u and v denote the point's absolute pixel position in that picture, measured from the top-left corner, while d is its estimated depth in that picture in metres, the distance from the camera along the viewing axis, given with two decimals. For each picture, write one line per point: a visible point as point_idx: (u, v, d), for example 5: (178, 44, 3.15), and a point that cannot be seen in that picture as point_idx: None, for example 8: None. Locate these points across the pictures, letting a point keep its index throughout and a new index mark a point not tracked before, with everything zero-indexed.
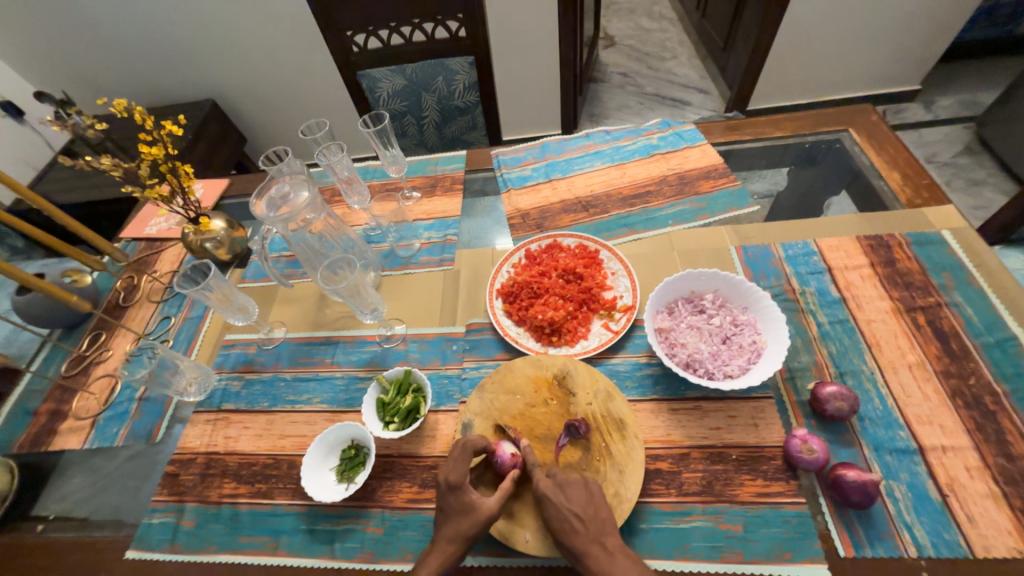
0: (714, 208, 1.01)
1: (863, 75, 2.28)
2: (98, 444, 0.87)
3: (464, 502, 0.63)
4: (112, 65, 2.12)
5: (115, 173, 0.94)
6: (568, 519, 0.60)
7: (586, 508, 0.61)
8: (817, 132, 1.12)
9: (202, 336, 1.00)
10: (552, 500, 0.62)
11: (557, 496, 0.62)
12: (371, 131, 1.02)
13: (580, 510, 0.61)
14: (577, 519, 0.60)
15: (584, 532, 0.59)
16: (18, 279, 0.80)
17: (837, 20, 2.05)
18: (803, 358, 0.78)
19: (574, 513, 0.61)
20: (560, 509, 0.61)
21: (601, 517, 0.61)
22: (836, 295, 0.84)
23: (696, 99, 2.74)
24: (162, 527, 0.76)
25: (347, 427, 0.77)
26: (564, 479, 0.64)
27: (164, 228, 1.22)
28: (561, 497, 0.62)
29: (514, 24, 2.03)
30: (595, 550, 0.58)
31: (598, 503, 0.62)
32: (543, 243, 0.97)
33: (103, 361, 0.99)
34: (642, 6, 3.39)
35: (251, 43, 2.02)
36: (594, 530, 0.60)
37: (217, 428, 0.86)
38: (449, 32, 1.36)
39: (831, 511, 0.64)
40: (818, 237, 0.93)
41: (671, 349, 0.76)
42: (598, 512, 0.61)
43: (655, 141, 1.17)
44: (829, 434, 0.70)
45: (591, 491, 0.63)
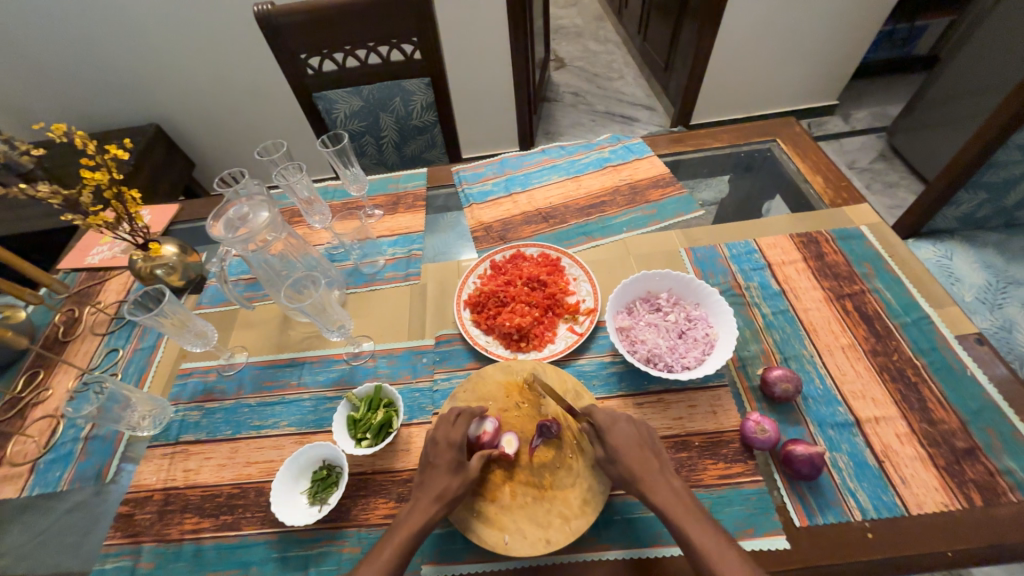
0: (664, 214, 1.08)
1: (788, 92, 2.52)
2: (38, 491, 0.81)
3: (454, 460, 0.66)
4: (43, 90, 2.01)
5: (53, 201, 0.89)
6: (629, 448, 0.65)
7: (644, 439, 0.67)
8: (750, 143, 1.23)
9: (155, 367, 0.95)
10: (613, 430, 0.67)
11: (617, 429, 0.67)
12: (331, 151, 1.02)
13: (639, 441, 0.66)
14: (638, 451, 0.65)
15: (645, 461, 0.64)
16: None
17: (762, 43, 2.26)
18: (752, 347, 0.84)
19: (633, 443, 0.66)
20: (624, 435, 0.66)
21: (659, 454, 0.66)
22: (776, 287, 0.92)
23: (643, 115, 2.91)
24: (116, 572, 0.71)
25: (318, 447, 0.76)
26: (623, 417, 0.69)
27: (107, 256, 1.16)
28: (621, 429, 0.67)
29: (467, 46, 2.10)
30: (655, 479, 0.63)
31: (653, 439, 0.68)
32: (507, 253, 1.01)
33: (41, 402, 0.92)
34: (588, 30, 3.59)
35: (199, 67, 1.98)
36: (657, 465, 0.65)
37: (175, 462, 0.81)
38: (405, 55, 1.39)
39: (785, 485, 0.69)
40: (757, 237, 1.02)
41: (632, 346, 0.81)
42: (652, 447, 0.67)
43: (607, 155, 1.24)
44: (779, 415, 0.76)
45: (647, 429, 0.69)
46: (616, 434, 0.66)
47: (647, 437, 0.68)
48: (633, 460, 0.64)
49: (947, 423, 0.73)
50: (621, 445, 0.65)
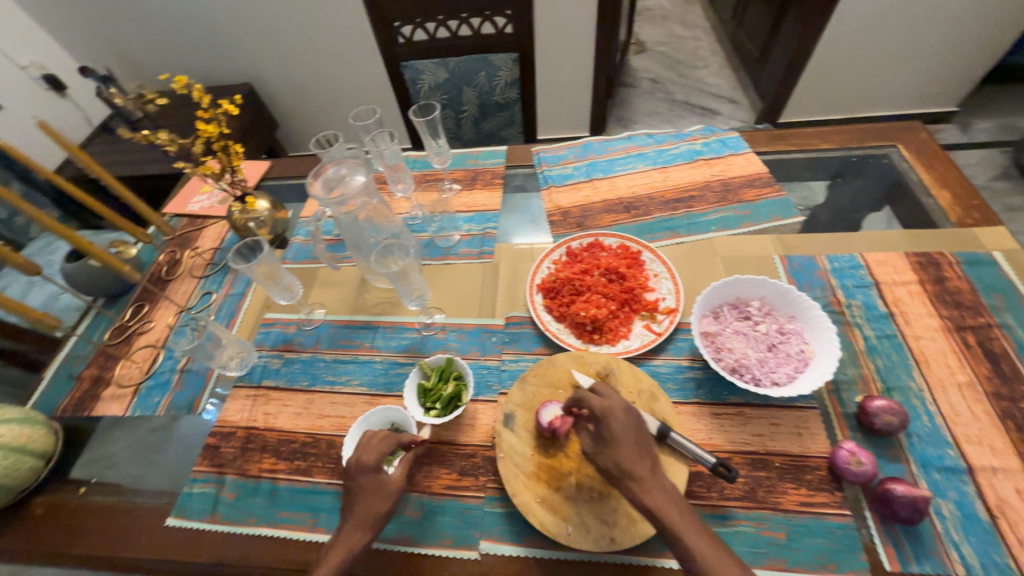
0: (759, 216, 1.00)
1: (899, 94, 2.26)
2: (139, 412, 0.89)
3: (374, 480, 0.66)
4: (156, 46, 2.17)
5: (169, 148, 0.96)
6: (625, 443, 0.61)
7: (642, 434, 0.63)
8: (864, 147, 1.11)
9: (243, 313, 1.01)
10: (610, 422, 0.63)
11: (616, 420, 0.63)
12: (421, 121, 1.03)
13: (637, 438, 0.62)
14: (632, 448, 0.60)
15: (641, 461, 0.60)
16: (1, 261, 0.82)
17: (878, 37, 2.04)
18: (849, 371, 0.77)
19: (632, 440, 0.61)
20: (621, 426, 0.62)
21: (651, 450, 0.61)
22: (884, 309, 0.83)
23: (726, 108, 2.73)
24: (201, 497, 0.77)
25: (388, 410, 0.78)
26: (625, 408, 0.64)
27: (206, 205, 1.24)
28: (620, 421, 0.63)
29: (552, 24, 2.04)
30: (650, 481, 0.58)
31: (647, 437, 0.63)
32: (585, 241, 0.98)
33: (144, 332, 1.00)
34: (675, 14, 3.39)
35: (293, 32, 2.05)
36: (648, 462, 0.60)
37: (257, 404, 0.87)
38: (496, 28, 1.36)
39: (876, 525, 0.64)
40: (864, 251, 0.92)
41: (717, 353, 0.76)
42: (647, 442, 0.62)
43: (699, 147, 1.16)
44: (876, 448, 0.70)
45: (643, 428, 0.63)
46: (610, 426, 0.62)
47: (646, 434, 0.63)
48: (627, 458, 0.60)
49: None
50: (616, 438, 0.61)
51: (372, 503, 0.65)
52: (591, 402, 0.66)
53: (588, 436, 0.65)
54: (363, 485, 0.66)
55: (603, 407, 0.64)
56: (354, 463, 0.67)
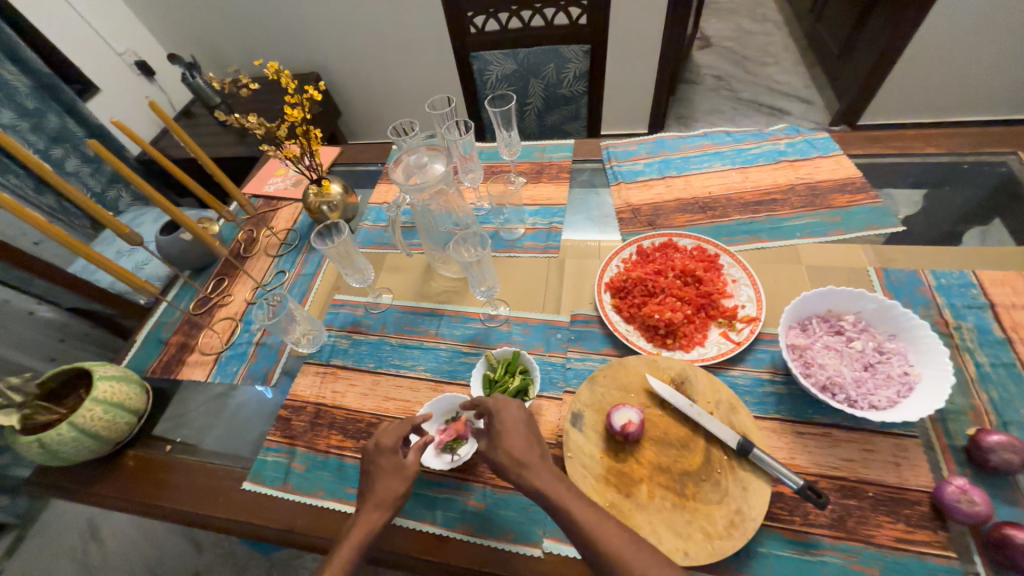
0: (850, 224, 0.93)
1: (1003, 96, 2.04)
2: (219, 380, 0.94)
3: (394, 463, 0.67)
4: (235, 36, 2.29)
5: (257, 130, 1.00)
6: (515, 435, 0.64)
7: (529, 425, 0.66)
8: (977, 153, 1.00)
9: (314, 292, 1.05)
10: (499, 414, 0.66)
11: (503, 413, 0.66)
12: (496, 111, 1.02)
13: (524, 429, 0.65)
14: (513, 437, 0.63)
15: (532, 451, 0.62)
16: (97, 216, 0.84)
17: (985, 33, 1.84)
18: (957, 400, 0.70)
19: (519, 430, 0.64)
20: (512, 419, 0.65)
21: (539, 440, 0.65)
22: (1000, 335, 0.75)
23: (797, 109, 2.56)
24: (274, 465, 0.81)
25: (455, 398, 0.79)
26: (513, 402, 0.68)
27: (281, 188, 1.29)
28: (504, 413, 0.66)
29: (619, 16, 1.98)
30: (541, 467, 0.60)
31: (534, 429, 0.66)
32: (657, 241, 0.95)
33: (224, 304, 1.06)
34: (745, 7, 3.22)
35: (362, 23, 2.11)
36: (538, 451, 0.62)
37: (325, 381, 0.90)
38: (569, 19, 1.33)
39: (988, 573, 0.57)
40: (976, 268, 0.83)
41: (805, 369, 0.71)
42: (537, 434, 0.65)
43: (782, 147, 1.09)
44: (990, 488, 0.62)
45: (528, 419, 0.67)
46: (501, 417, 0.66)
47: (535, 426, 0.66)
48: (515, 445, 0.62)
49: None
50: (506, 429, 0.64)
51: (391, 484, 0.66)
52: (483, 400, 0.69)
53: (479, 432, 0.68)
54: (382, 467, 0.67)
55: (484, 401, 0.69)
56: (373, 446, 0.68)
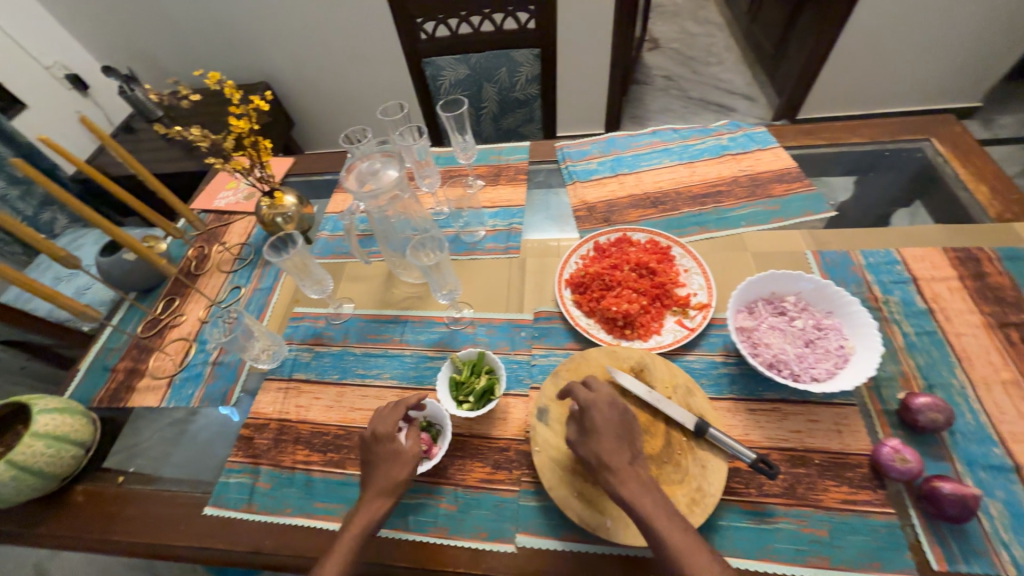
0: (788, 211, 0.99)
1: (921, 88, 2.22)
2: (174, 404, 0.90)
3: (391, 449, 0.68)
4: (176, 46, 2.20)
5: (201, 143, 0.96)
6: (607, 436, 0.63)
7: (624, 427, 0.64)
8: (895, 141, 1.09)
9: (273, 307, 1.02)
10: (595, 411, 0.64)
11: (602, 410, 0.64)
12: (448, 116, 1.03)
13: (618, 429, 0.63)
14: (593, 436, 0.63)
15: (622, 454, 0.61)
16: (23, 240, 0.78)
17: (900, 32, 2.01)
18: (889, 367, 0.76)
19: (612, 430, 0.63)
20: (605, 418, 0.64)
21: (633, 442, 0.63)
22: (922, 305, 0.82)
23: (742, 105, 2.70)
24: (237, 487, 0.78)
25: (422, 403, 0.78)
26: (610, 398, 0.66)
27: (232, 201, 1.25)
28: (603, 411, 0.64)
29: (568, 20, 2.03)
30: (626, 472, 0.60)
31: (631, 429, 0.64)
32: (613, 237, 0.98)
33: (176, 325, 1.02)
34: (688, 10, 3.36)
35: (311, 30, 2.07)
36: (624, 452, 0.62)
37: (289, 396, 0.88)
38: (517, 24, 1.36)
39: (921, 524, 0.63)
40: (900, 246, 0.90)
41: (753, 349, 0.75)
42: (631, 433, 0.64)
43: (725, 142, 1.15)
44: (920, 446, 0.68)
45: (625, 417, 0.65)
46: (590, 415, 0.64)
47: (627, 424, 0.64)
48: (602, 443, 0.62)
49: None
50: (592, 426, 0.64)
51: (392, 470, 0.67)
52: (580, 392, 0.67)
53: (569, 421, 0.68)
54: (381, 455, 0.68)
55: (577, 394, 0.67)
56: (371, 435, 0.69)
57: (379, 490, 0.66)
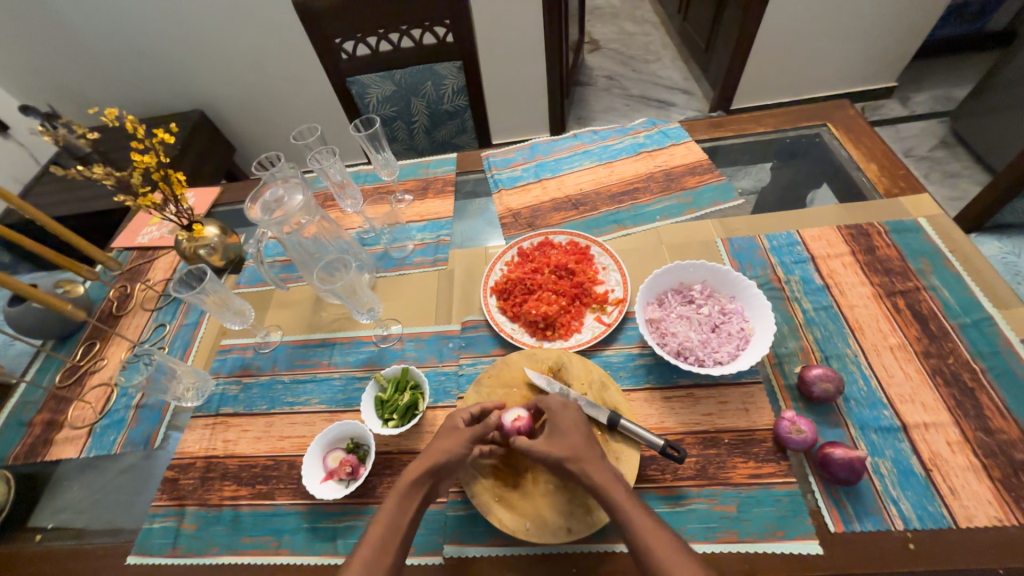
0: (700, 202, 1.03)
1: (840, 73, 2.35)
2: (95, 453, 0.87)
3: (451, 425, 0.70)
4: (99, 79, 2.12)
5: (107, 182, 0.94)
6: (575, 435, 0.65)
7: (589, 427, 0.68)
8: (797, 128, 1.15)
9: (198, 342, 1.00)
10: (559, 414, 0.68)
11: (566, 413, 0.68)
12: (363, 135, 1.03)
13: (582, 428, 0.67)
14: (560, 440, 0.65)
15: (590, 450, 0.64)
16: None
17: (812, 21, 2.13)
18: (790, 344, 0.80)
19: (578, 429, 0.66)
20: (572, 421, 0.67)
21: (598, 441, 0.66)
22: (820, 282, 0.87)
23: (680, 99, 2.79)
24: (162, 531, 0.76)
25: (346, 426, 0.78)
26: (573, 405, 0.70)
27: (156, 236, 1.22)
28: (567, 415, 0.68)
29: (500, 29, 2.07)
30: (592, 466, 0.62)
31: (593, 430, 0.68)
32: (535, 240, 1.00)
33: (97, 370, 0.99)
34: (625, 10, 3.46)
35: (241, 54, 2.04)
36: (594, 449, 0.64)
37: (215, 432, 0.86)
38: (437, 38, 1.37)
39: (820, 489, 0.66)
40: (801, 228, 0.96)
41: (662, 339, 0.78)
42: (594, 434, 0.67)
43: (642, 140, 1.19)
44: (817, 416, 0.72)
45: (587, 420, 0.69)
46: (558, 420, 0.67)
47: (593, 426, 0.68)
48: (572, 442, 0.64)
49: (1007, 433, 0.67)
50: (561, 428, 0.66)
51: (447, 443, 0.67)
52: (545, 401, 0.71)
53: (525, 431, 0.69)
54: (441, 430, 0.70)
55: (545, 404, 0.70)
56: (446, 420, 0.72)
57: (408, 483, 0.64)
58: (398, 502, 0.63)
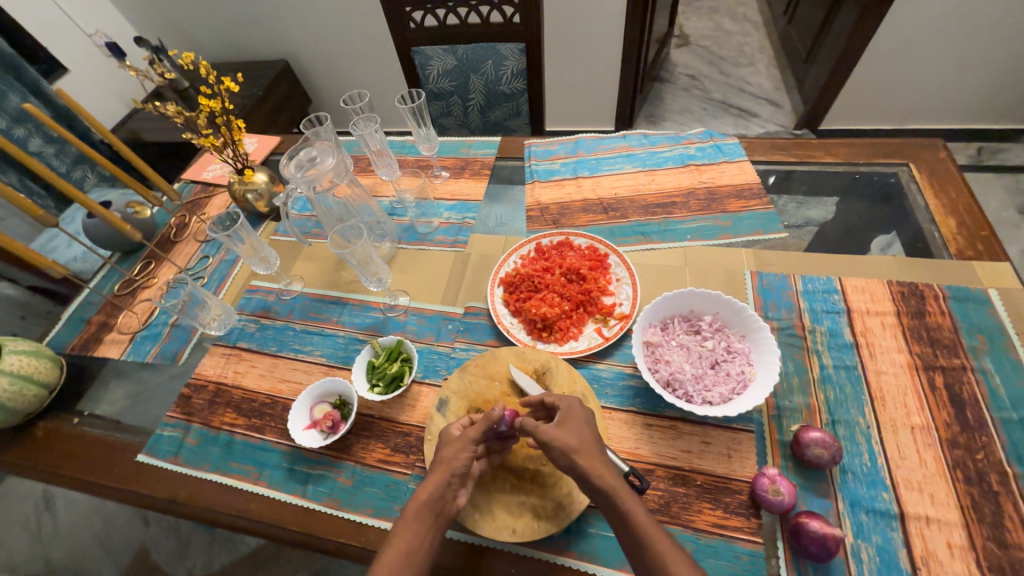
0: (738, 229, 0.96)
1: (960, 106, 2.06)
2: (132, 358, 0.99)
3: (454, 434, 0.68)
4: (203, 20, 2.30)
5: (176, 119, 1.04)
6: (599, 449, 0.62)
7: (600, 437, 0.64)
8: (872, 164, 1.03)
9: (232, 279, 1.09)
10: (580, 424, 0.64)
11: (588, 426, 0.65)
12: (407, 108, 1.05)
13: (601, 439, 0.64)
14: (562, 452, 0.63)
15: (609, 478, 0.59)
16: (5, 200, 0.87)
17: (937, 42, 1.86)
18: (796, 399, 0.74)
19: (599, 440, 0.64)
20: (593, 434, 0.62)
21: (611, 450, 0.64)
22: (848, 339, 0.79)
23: (764, 111, 2.58)
24: (169, 439, 0.86)
25: (336, 382, 0.83)
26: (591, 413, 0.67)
27: (218, 175, 1.33)
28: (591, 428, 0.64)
29: (579, 13, 1.99)
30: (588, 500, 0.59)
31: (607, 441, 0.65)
32: (555, 239, 0.98)
33: (148, 287, 1.11)
34: (725, 6, 3.21)
35: (326, 10, 2.12)
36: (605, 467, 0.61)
37: (229, 362, 0.94)
38: (504, 17, 1.35)
39: (786, 557, 0.62)
40: (845, 275, 0.87)
41: (654, 365, 0.75)
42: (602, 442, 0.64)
43: (692, 152, 1.13)
44: (804, 480, 0.67)
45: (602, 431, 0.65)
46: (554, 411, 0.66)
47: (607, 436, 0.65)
48: (566, 440, 0.63)
49: None
50: (557, 420, 0.64)
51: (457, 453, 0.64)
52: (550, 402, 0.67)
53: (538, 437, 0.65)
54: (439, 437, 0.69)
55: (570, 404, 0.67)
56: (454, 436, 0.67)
57: (420, 503, 0.61)
58: (408, 524, 0.61)
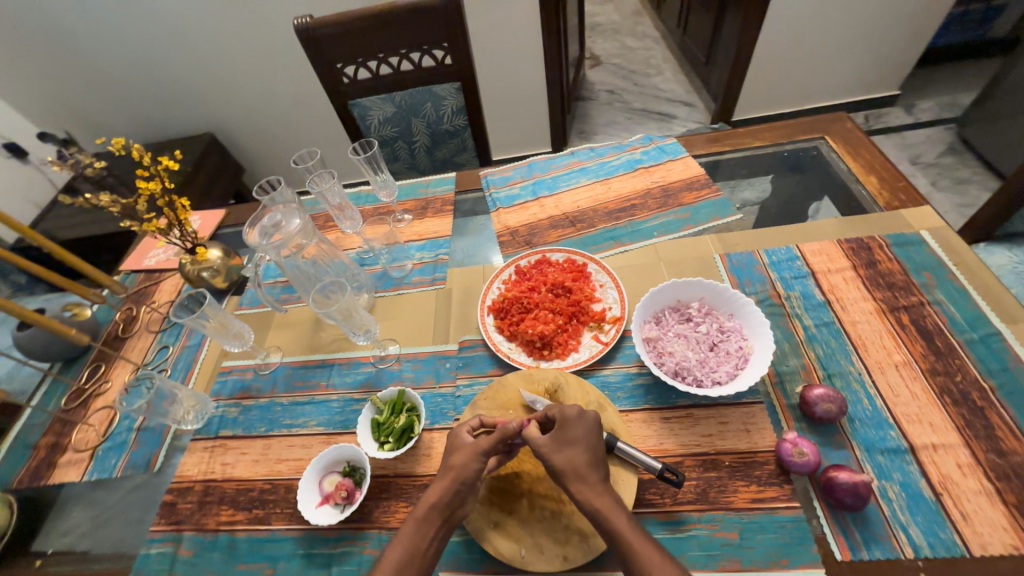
0: (698, 218, 1.03)
1: (842, 83, 2.35)
2: (96, 476, 0.88)
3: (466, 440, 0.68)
4: (114, 105, 2.20)
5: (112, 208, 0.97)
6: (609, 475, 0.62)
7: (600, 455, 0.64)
8: (794, 141, 1.14)
9: (200, 364, 1.01)
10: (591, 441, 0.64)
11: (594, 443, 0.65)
12: (361, 158, 1.05)
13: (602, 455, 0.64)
14: (596, 465, 0.62)
15: None
16: None
17: (811, 32, 2.13)
18: (791, 362, 0.79)
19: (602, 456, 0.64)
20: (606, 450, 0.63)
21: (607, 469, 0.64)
22: (821, 298, 0.85)
23: (682, 112, 2.81)
24: (159, 557, 0.76)
25: (342, 448, 0.78)
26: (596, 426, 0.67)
27: (162, 259, 1.24)
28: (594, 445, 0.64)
29: (499, 48, 2.11)
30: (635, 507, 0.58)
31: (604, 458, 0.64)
32: (533, 258, 1.00)
33: (101, 393, 1.00)
34: (625, 26, 3.51)
35: (249, 78, 2.10)
36: None
37: (215, 455, 0.86)
38: (436, 61, 1.40)
39: (826, 515, 0.64)
40: (801, 242, 0.95)
41: (659, 358, 0.77)
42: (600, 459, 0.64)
43: (638, 156, 1.20)
44: (820, 437, 0.70)
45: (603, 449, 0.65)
46: (576, 425, 0.65)
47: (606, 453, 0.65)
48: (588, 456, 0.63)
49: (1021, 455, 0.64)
50: (583, 433, 0.64)
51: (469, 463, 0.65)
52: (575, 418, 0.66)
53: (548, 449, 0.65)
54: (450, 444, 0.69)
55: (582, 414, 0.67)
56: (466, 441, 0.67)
57: (429, 507, 0.62)
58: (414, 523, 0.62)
